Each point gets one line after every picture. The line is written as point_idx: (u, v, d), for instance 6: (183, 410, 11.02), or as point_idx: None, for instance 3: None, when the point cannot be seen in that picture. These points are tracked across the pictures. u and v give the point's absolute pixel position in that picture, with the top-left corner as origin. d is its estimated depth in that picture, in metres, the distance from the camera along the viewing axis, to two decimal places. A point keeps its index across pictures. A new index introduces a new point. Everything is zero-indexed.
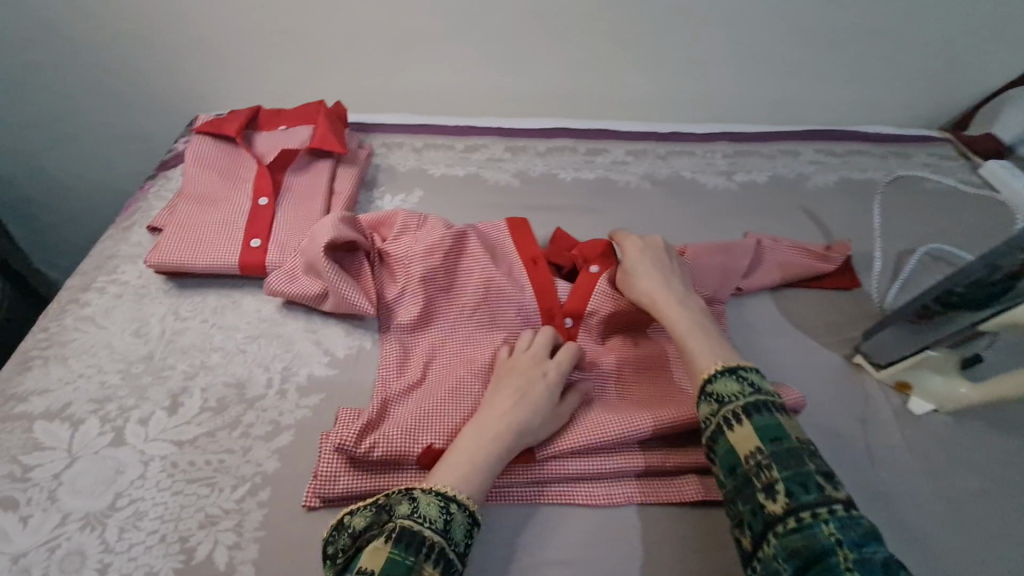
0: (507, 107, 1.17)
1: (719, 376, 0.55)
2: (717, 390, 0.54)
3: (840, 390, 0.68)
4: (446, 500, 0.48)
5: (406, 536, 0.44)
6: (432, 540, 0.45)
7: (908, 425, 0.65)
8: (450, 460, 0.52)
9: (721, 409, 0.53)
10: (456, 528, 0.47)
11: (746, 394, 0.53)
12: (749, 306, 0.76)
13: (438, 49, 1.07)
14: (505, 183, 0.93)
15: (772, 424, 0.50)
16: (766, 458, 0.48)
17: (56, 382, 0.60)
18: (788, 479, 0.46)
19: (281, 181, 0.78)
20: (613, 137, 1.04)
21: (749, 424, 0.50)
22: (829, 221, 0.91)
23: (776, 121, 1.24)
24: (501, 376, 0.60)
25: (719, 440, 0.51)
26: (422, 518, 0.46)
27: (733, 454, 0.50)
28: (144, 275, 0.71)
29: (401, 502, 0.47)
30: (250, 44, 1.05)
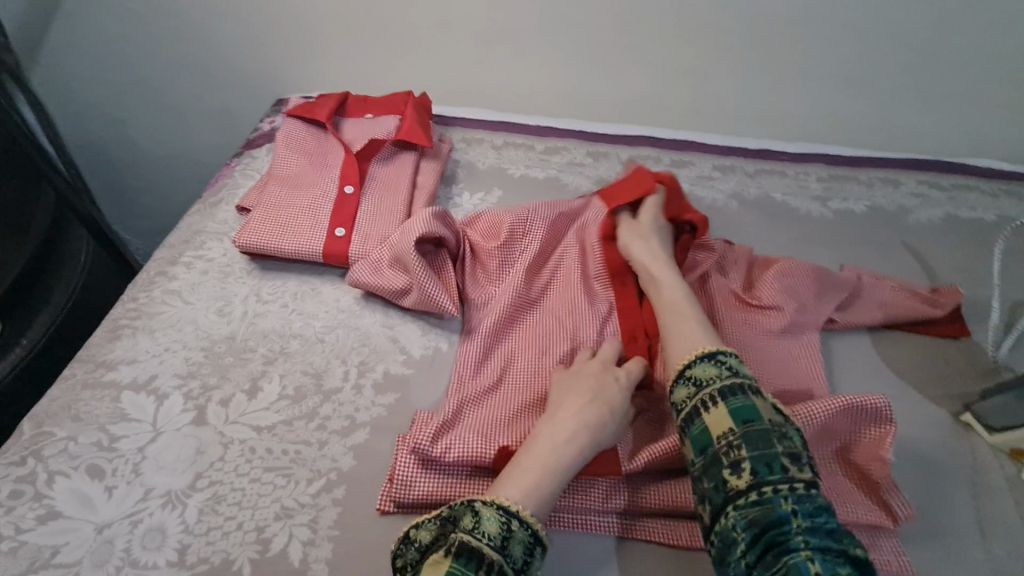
0: (587, 111, 1.14)
1: (699, 360, 0.54)
2: (695, 373, 0.54)
3: (946, 450, 0.62)
4: (507, 516, 0.46)
5: (465, 551, 0.43)
6: (490, 558, 0.43)
7: (1023, 498, 0.59)
8: (522, 464, 0.50)
9: (698, 392, 0.52)
10: (514, 545, 0.44)
11: (722, 377, 0.52)
12: (844, 344, 0.71)
13: (524, 46, 1.05)
14: (586, 189, 0.90)
15: (746, 406, 0.49)
16: (737, 438, 0.47)
17: (144, 353, 0.60)
18: (755, 460, 0.46)
19: (369, 169, 0.77)
20: (699, 151, 0.99)
21: (724, 406, 0.50)
22: (933, 260, 0.84)
23: (872, 146, 1.16)
24: (568, 379, 0.58)
25: (693, 420, 0.51)
26: (481, 534, 0.44)
27: (702, 433, 0.49)
28: (228, 253, 0.72)
29: (464, 514, 0.45)
30: (339, 29, 1.05)
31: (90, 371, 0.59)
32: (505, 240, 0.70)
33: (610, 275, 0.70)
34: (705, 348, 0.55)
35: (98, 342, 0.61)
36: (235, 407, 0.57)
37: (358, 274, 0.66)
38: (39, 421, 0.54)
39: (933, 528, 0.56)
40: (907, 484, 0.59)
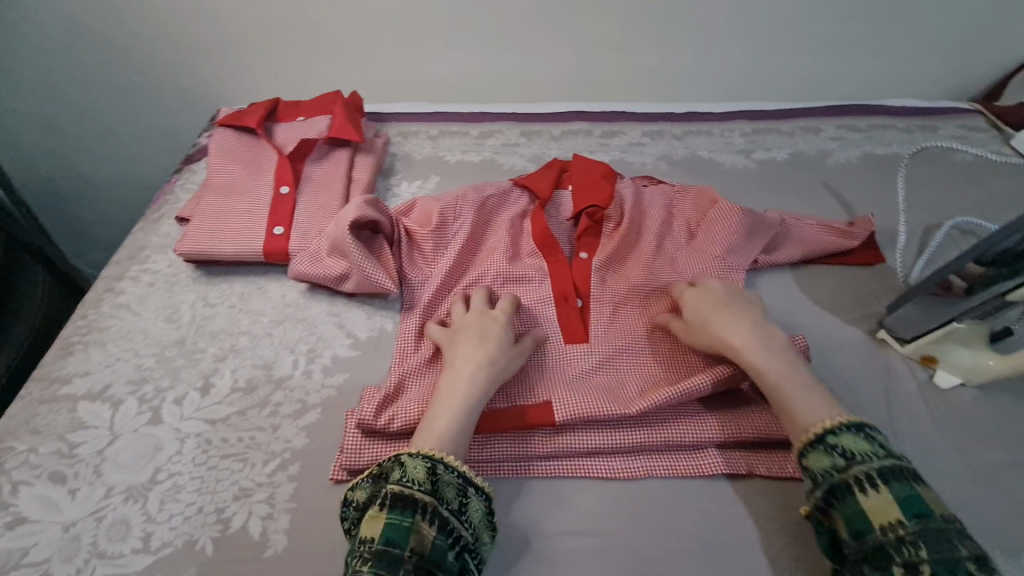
0: (522, 94, 1.18)
1: (846, 431, 0.50)
2: (844, 444, 0.49)
3: (863, 365, 0.67)
4: (432, 462, 0.48)
5: (398, 501, 0.45)
6: (421, 501, 0.45)
7: (934, 399, 0.64)
8: (432, 415, 0.53)
9: (850, 468, 0.47)
10: (445, 486, 0.47)
11: (879, 457, 0.48)
12: (768, 281, 0.76)
13: (451, 38, 1.08)
14: (520, 167, 0.93)
15: (914, 497, 0.45)
16: (913, 536, 0.43)
17: (97, 365, 0.63)
18: (937, 562, 0.41)
19: (305, 170, 0.80)
20: (630, 120, 1.04)
21: (889, 492, 0.45)
22: (851, 196, 0.89)
23: (797, 98, 1.21)
24: (455, 331, 0.62)
25: (846, 502, 0.46)
26: (410, 482, 0.46)
27: (856, 516, 0.45)
28: (173, 264, 0.74)
29: (391, 469, 0.48)
30: (268, 39, 1.08)
31: (45, 387, 0.61)
32: (438, 224, 0.73)
33: (542, 247, 0.74)
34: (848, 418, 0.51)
35: (50, 360, 0.64)
36: (190, 403, 0.60)
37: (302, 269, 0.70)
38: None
39: None
40: None
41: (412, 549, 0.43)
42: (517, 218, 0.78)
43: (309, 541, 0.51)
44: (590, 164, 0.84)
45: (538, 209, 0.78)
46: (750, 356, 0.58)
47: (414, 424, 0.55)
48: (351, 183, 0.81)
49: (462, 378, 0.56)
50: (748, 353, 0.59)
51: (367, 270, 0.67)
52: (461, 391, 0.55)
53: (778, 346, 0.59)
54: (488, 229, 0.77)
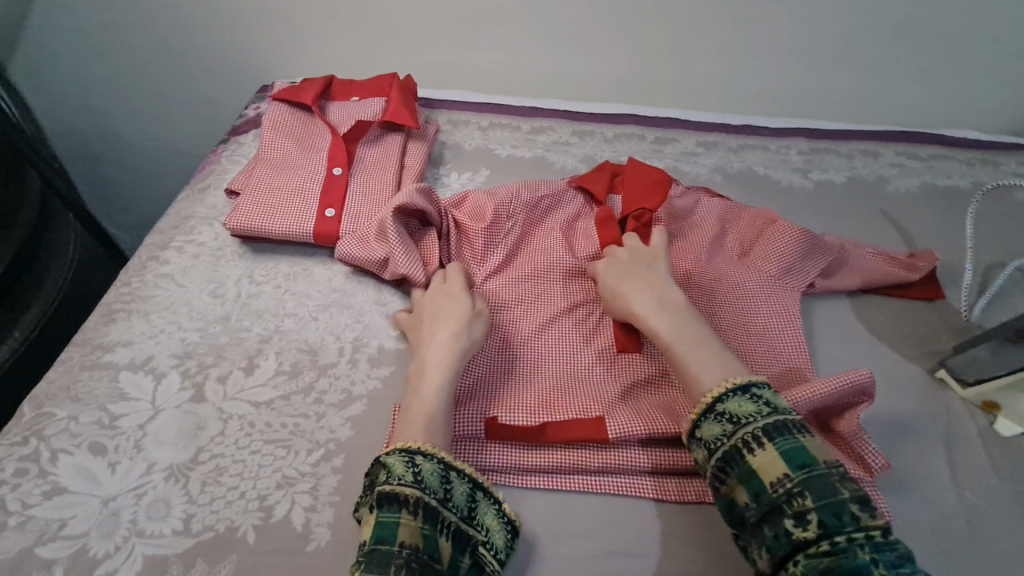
0: (572, 92, 1.15)
1: (734, 395, 0.51)
2: (730, 408, 0.50)
3: (922, 404, 0.65)
4: (411, 454, 0.47)
5: (384, 498, 0.45)
6: (403, 494, 0.45)
7: (994, 445, 0.61)
8: (412, 409, 0.52)
9: (739, 431, 0.49)
10: (427, 475, 0.46)
11: (764, 416, 0.49)
12: (822, 307, 0.74)
13: (507, 28, 1.05)
14: (572, 167, 0.91)
15: (798, 449, 0.47)
16: (796, 485, 0.45)
17: (140, 335, 0.61)
18: (822, 508, 0.43)
19: (354, 151, 0.77)
20: (685, 128, 1.01)
21: (774, 448, 0.47)
22: (910, 227, 0.87)
23: (853, 119, 1.18)
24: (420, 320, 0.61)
25: (739, 463, 0.48)
26: (391, 479, 0.46)
27: (748, 477, 0.47)
28: (219, 237, 0.73)
29: (376, 471, 0.47)
30: (321, 13, 1.05)
31: (86, 354, 0.59)
32: (491, 221, 0.70)
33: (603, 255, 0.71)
34: (736, 380, 0.52)
35: (91, 326, 0.62)
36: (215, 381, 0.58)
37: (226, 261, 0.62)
38: (40, 402, 0.55)
39: (909, 477, 0.58)
40: (881, 438, 0.61)
41: (404, 543, 0.43)
42: (572, 219, 0.75)
43: (354, 539, 0.49)
44: (646, 167, 0.80)
45: (607, 218, 0.73)
46: (653, 324, 0.59)
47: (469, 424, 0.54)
48: (400, 169, 0.79)
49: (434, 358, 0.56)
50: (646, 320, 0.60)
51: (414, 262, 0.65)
52: (428, 365, 0.56)
53: (679, 314, 0.60)
54: (541, 227, 0.74)
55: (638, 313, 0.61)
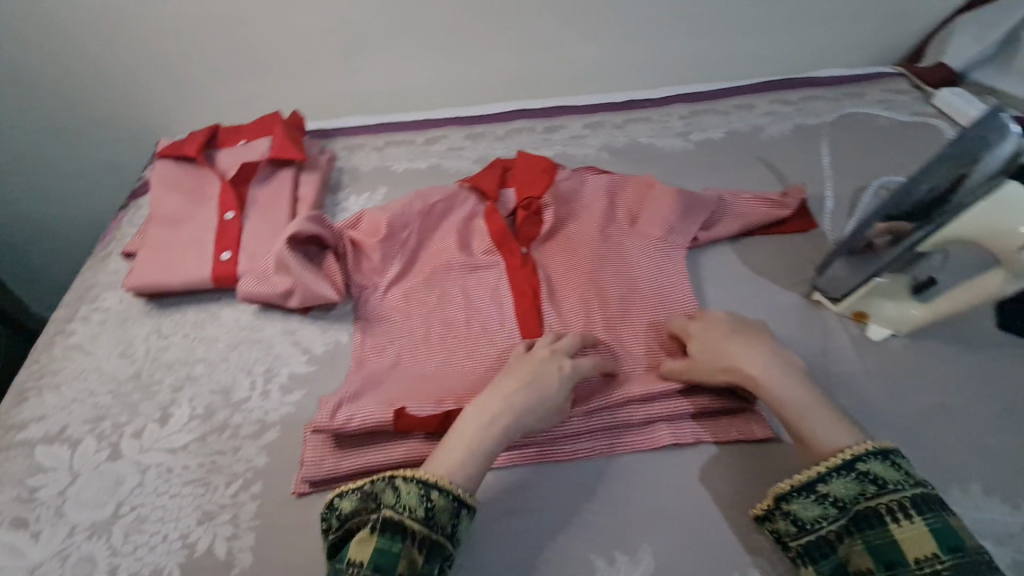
0: (464, 98, 1.19)
1: (875, 458, 0.49)
2: (874, 473, 0.48)
3: (803, 328, 0.70)
4: (426, 487, 0.49)
5: (390, 526, 0.46)
6: (411, 528, 0.47)
7: (869, 353, 0.67)
8: (450, 442, 0.53)
9: (881, 497, 0.47)
10: (439, 513, 0.48)
11: (911, 487, 0.47)
12: (710, 257, 0.79)
13: (388, 50, 1.09)
14: (466, 169, 0.95)
15: (947, 528, 0.45)
16: (945, 569, 0.43)
17: (52, 408, 0.63)
18: None
19: (249, 194, 0.80)
20: (572, 114, 1.06)
21: (921, 524, 0.45)
22: (786, 168, 0.93)
23: (733, 76, 1.25)
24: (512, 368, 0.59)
25: (878, 530, 0.46)
26: (403, 509, 0.47)
27: (884, 546, 0.46)
28: (124, 300, 0.75)
29: (384, 491, 0.49)
30: (205, 66, 1.07)
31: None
32: (385, 234, 0.73)
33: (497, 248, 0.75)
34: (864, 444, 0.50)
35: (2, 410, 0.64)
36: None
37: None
38: None
39: None
40: None
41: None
42: (467, 219, 0.78)
43: (276, 556, 0.52)
44: (532, 158, 0.83)
45: (493, 211, 0.77)
46: (774, 386, 0.56)
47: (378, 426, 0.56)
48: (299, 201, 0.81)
49: (511, 380, 0.57)
50: (766, 386, 0.56)
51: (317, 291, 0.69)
52: (489, 420, 0.54)
53: (805, 382, 0.56)
54: (435, 230, 0.77)
55: (759, 380, 0.57)
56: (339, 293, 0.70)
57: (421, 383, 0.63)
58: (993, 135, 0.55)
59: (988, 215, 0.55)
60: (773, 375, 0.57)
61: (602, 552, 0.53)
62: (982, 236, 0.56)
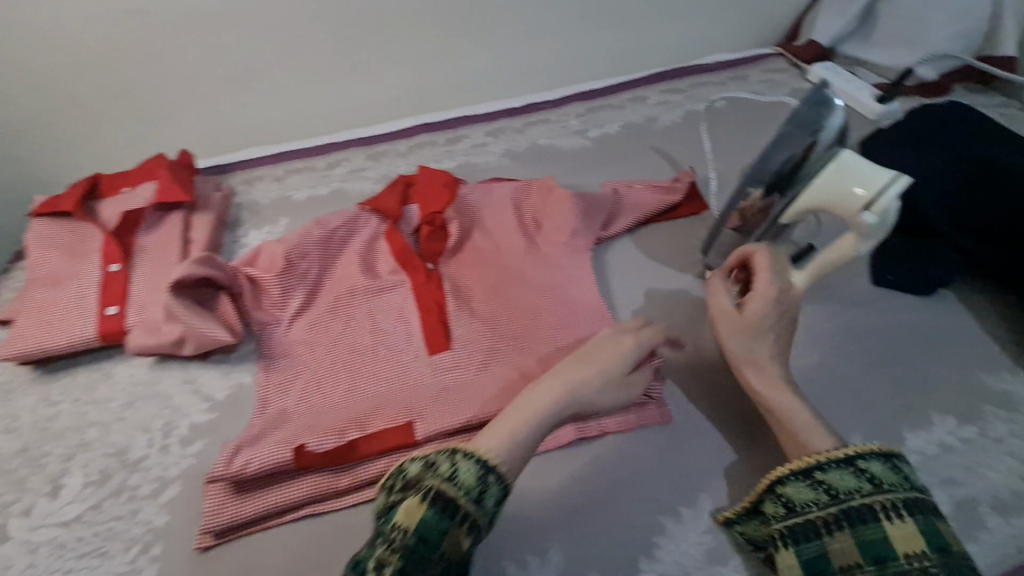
0: (368, 117, 1.18)
1: (878, 458, 0.46)
2: (874, 471, 0.46)
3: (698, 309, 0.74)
4: (485, 469, 0.45)
5: (439, 501, 0.43)
6: (462, 508, 0.43)
7: None
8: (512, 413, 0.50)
9: (880, 492, 0.45)
10: (488, 497, 0.45)
11: (907, 488, 0.45)
12: (612, 250, 0.81)
13: (279, 78, 1.07)
14: (369, 190, 0.95)
15: (941, 530, 0.42)
16: (935, 568, 0.40)
17: None
18: None
19: (133, 240, 0.77)
20: (466, 127, 1.06)
21: (913, 523, 0.42)
22: (677, 155, 0.97)
23: (629, 70, 1.30)
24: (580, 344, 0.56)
25: (870, 524, 0.44)
26: (458, 484, 0.44)
27: (872, 542, 0.43)
28: (6, 372, 0.70)
29: (444, 460, 0.45)
30: (80, 112, 1.02)
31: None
32: (284, 267, 0.71)
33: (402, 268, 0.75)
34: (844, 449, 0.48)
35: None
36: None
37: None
38: None
39: (693, 377, 0.67)
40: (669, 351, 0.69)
41: (445, 553, 0.42)
42: (368, 243, 0.77)
43: None
44: (431, 173, 0.83)
45: (393, 231, 0.78)
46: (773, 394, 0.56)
47: (279, 465, 0.56)
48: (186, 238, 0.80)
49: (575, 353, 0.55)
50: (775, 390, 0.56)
51: (221, 326, 0.67)
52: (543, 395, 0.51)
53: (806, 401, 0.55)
54: (336, 258, 0.76)
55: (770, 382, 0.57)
56: (235, 333, 0.68)
57: (325, 414, 0.62)
58: (823, 107, 0.61)
59: (833, 183, 0.59)
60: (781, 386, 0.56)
61: (516, 560, 0.53)
62: (829, 204, 0.60)
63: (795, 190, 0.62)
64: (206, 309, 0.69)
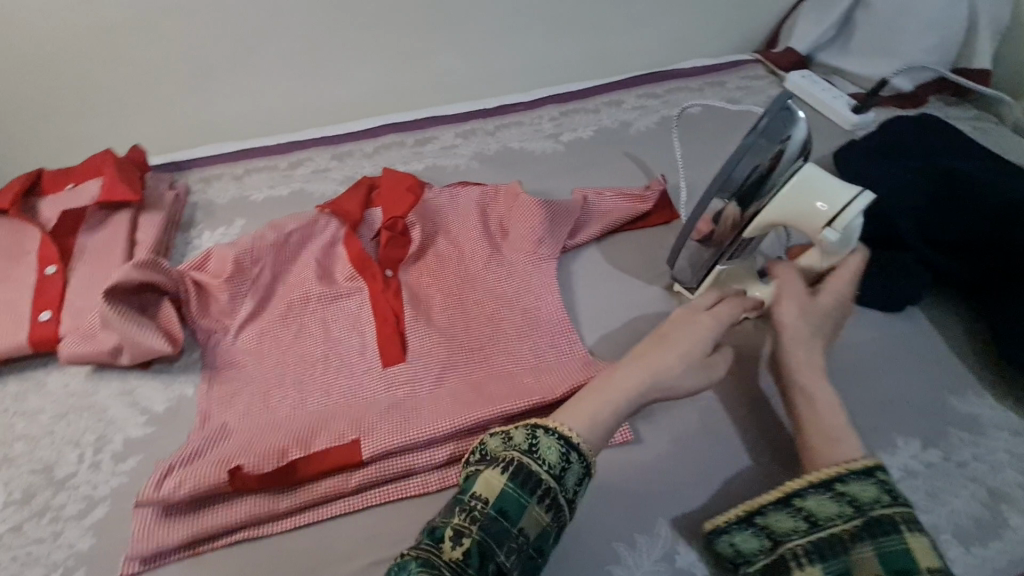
0: (413, 100, 1.17)
1: (857, 477, 0.47)
2: (853, 491, 0.46)
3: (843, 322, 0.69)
4: (566, 444, 0.48)
5: (517, 478, 0.45)
6: (544, 482, 0.46)
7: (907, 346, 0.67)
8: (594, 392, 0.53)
9: (860, 515, 0.45)
10: (569, 473, 0.47)
11: (887, 506, 0.45)
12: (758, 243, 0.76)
13: (418, 43, 1.09)
14: (498, 162, 0.97)
15: (925, 548, 0.43)
16: None
17: (73, 411, 0.64)
18: None
19: (368, 200, 0.82)
20: (572, 106, 1.08)
21: (895, 540, 0.43)
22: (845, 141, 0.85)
23: (798, 36, 1.14)
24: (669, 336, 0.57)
25: (847, 546, 0.45)
26: (540, 460, 0.47)
27: (895, 553, 0.43)
28: None
29: (522, 435, 0.48)
30: (194, 48, 0.98)
31: (53, 416, 0.63)
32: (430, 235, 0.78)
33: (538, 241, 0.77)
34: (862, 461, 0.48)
35: (52, 391, 0.66)
36: (186, 407, 0.64)
37: (183, 310, 0.69)
38: None
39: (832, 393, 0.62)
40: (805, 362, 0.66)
41: (523, 530, 0.44)
42: (505, 217, 0.81)
43: None
44: None
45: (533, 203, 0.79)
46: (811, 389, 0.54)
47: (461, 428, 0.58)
48: (399, 223, 0.78)
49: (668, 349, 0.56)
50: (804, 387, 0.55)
51: (370, 307, 0.72)
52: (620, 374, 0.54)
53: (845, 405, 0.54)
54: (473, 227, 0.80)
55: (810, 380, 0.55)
56: (381, 284, 0.74)
57: (483, 384, 0.65)
58: (786, 115, 0.57)
59: (795, 198, 0.58)
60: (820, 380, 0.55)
61: (623, 539, 0.53)
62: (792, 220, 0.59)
63: (764, 200, 0.60)
64: (357, 259, 0.75)
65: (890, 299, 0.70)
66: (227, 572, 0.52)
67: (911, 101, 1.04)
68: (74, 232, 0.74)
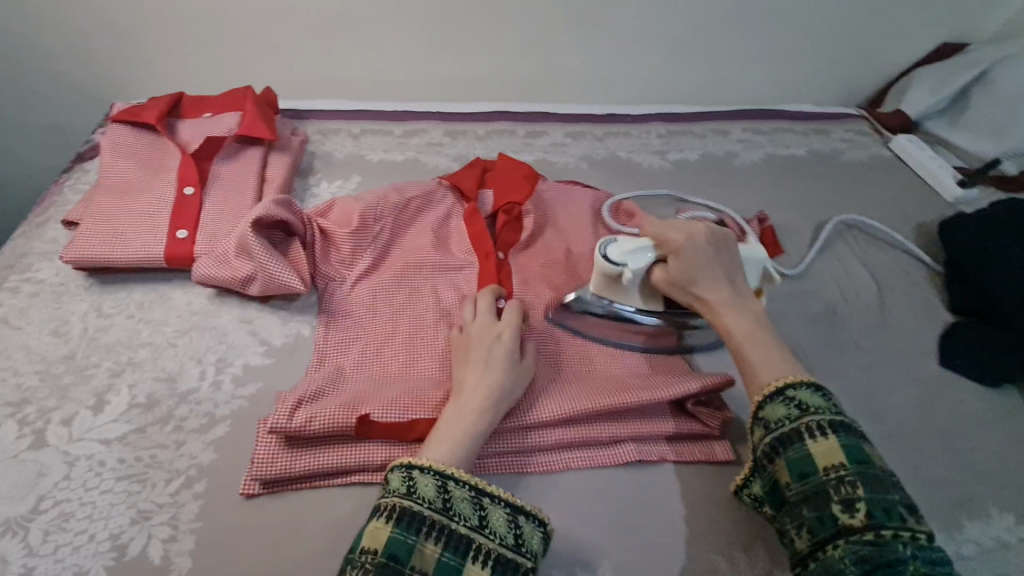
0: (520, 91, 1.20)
1: (771, 401, 0.50)
2: (766, 415, 0.50)
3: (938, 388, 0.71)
4: (443, 478, 0.47)
5: (403, 516, 0.45)
6: (428, 519, 0.45)
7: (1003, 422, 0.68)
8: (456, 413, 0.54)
9: (772, 437, 0.49)
10: (457, 502, 0.47)
11: (794, 420, 0.48)
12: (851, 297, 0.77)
13: (540, 39, 1.11)
14: (605, 168, 0.99)
15: (852, 447, 0.46)
16: (834, 478, 0.45)
17: (194, 328, 0.66)
18: (872, 499, 0.43)
19: (482, 181, 0.83)
20: (678, 127, 1.09)
21: (814, 444, 0.47)
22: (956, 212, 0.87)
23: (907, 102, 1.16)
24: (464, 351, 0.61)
25: (773, 461, 0.49)
26: (418, 499, 0.46)
27: (801, 459, 0.47)
28: None
29: (399, 479, 0.47)
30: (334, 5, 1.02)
31: (177, 330, 0.66)
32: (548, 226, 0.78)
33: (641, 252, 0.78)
34: (781, 382, 0.51)
35: (177, 306, 0.68)
36: (303, 346, 0.66)
37: (309, 253, 0.71)
38: (100, 390, 0.59)
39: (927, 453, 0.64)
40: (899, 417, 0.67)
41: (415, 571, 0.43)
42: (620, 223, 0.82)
43: None
44: None
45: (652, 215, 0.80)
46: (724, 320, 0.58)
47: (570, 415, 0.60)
48: (515, 209, 0.79)
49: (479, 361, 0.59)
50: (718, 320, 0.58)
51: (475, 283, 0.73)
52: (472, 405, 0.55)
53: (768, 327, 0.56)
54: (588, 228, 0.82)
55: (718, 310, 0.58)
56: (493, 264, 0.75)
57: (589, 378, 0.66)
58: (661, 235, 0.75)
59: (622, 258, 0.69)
60: (738, 312, 0.58)
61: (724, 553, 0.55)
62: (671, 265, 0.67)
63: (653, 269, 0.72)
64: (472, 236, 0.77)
65: (989, 373, 0.72)
66: (344, 509, 0.53)
67: (1013, 184, 1.03)
68: (212, 159, 0.77)
